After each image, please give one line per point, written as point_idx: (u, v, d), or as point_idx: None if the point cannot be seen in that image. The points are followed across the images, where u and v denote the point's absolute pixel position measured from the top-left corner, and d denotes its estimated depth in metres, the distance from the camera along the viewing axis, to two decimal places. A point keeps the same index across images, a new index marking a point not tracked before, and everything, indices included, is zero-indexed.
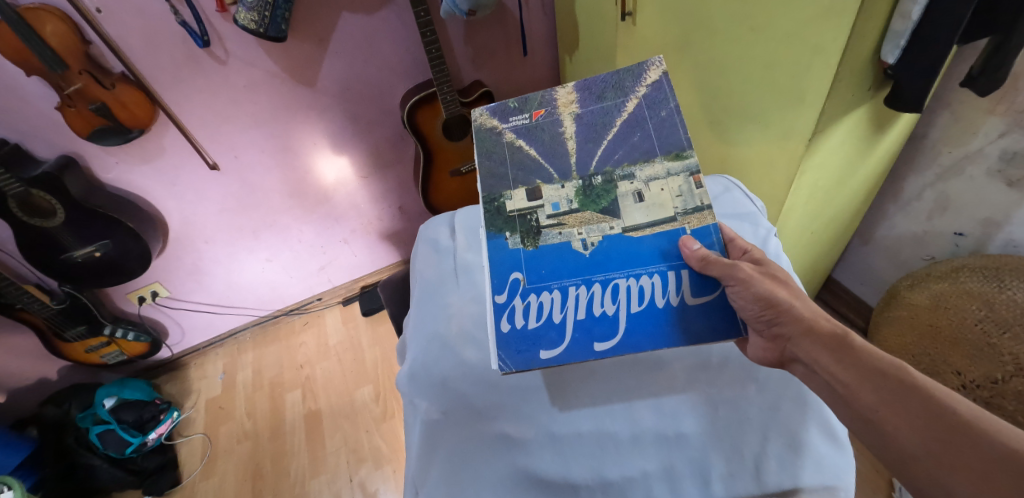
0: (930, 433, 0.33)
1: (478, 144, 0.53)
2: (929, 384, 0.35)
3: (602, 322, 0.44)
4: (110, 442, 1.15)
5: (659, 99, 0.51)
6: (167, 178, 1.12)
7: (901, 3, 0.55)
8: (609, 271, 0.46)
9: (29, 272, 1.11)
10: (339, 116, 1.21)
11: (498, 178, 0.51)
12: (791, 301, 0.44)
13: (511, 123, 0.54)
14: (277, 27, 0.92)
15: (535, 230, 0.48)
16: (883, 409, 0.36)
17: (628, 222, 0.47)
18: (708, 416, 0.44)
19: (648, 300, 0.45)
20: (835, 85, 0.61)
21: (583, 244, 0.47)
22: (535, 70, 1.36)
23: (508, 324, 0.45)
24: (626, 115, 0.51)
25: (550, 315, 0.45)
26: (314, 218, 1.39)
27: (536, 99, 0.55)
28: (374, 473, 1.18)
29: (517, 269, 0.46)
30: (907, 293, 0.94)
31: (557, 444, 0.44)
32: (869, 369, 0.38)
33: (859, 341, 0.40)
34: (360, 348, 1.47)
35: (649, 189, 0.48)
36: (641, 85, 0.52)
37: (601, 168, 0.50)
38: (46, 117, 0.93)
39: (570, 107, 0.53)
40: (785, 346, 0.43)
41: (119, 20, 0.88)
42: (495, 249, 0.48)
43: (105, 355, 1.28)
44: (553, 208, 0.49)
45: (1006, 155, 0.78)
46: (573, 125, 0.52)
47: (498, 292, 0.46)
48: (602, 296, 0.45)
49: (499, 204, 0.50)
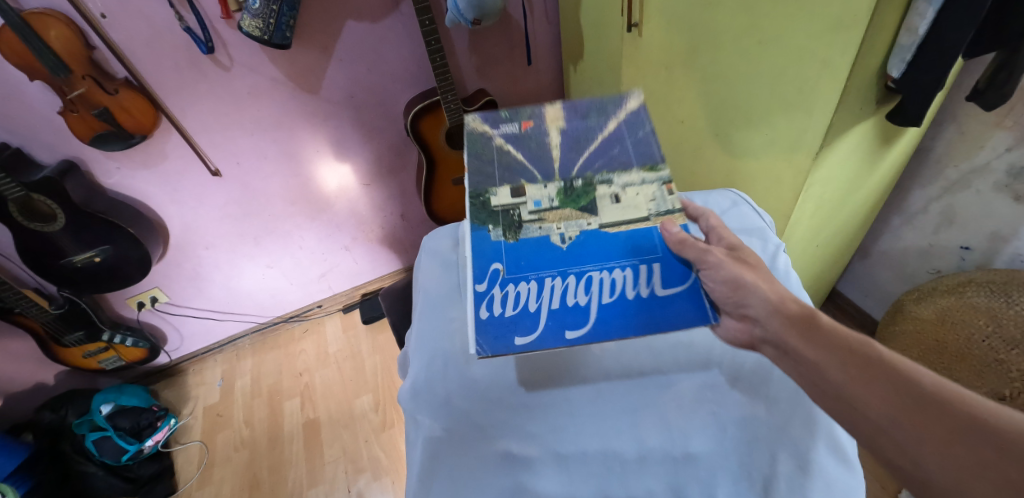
0: (897, 403, 0.31)
1: (468, 145, 0.53)
2: (894, 357, 0.34)
3: (573, 311, 0.42)
4: (106, 449, 1.14)
5: (638, 123, 0.53)
6: (168, 184, 1.11)
7: (909, 17, 0.55)
8: (584, 263, 0.45)
9: (28, 276, 1.11)
10: (343, 123, 1.21)
11: (485, 176, 0.50)
12: (757, 282, 0.42)
13: (500, 130, 0.54)
14: (281, 35, 0.92)
15: (517, 224, 0.47)
16: (851, 380, 0.33)
17: (605, 219, 0.47)
18: (716, 437, 0.42)
19: (619, 292, 0.43)
20: (844, 99, 0.61)
21: (561, 237, 0.46)
22: (538, 79, 1.36)
23: (485, 311, 0.42)
24: (607, 132, 0.52)
25: (526, 304, 0.43)
26: (315, 224, 1.38)
27: (526, 112, 0.56)
28: (372, 484, 1.16)
29: (498, 260, 0.45)
30: (913, 308, 0.93)
31: (564, 463, 0.42)
32: (838, 348, 0.36)
33: (830, 324, 0.38)
34: (360, 356, 1.46)
35: (626, 193, 0.48)
36: (623, 111, 0.54)
37: (582, 173, 0.49)
38: (49, 121, 0.93)
39: (556, 122, 0.54)
40: (754, 329, 0.42)
41: (124, 26, 0.88)
42: (476, 240, 0.46)
43: (103, 361, 1.27)
44: (535, 205, 0.48)
45: (1013, 170, 0.78)
46: (558, 137, 0.53)
47: (478, 281, 0.44)
48: (576, 287, 0.44)
49: (484, 199, 0.49)
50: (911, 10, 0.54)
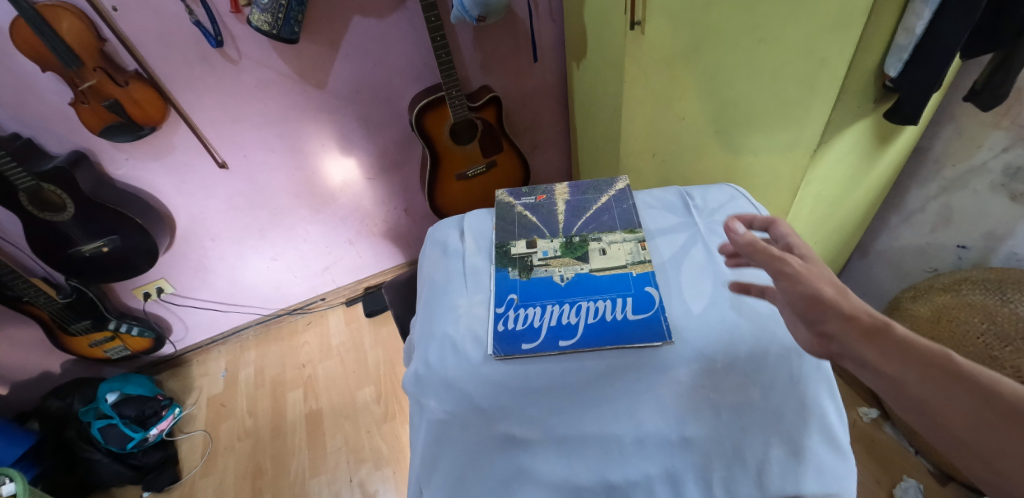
0: (995, 424, 0.26)
1: (497, 213, 0.66)
2: (979, 369, 0.28)
3: (565, 328, 0.50)
4: (112, 437, 1.16)
5: (623, 197, 0.66)
6: (175, 176, 1.13)
7: (906, 17, 0.56)
8: (577, 295, 0.54)
9: (36, 265, 1.13)
10: (349, 117, 1.22)
11: (507, 232, 0.63)
12: (837, 297, 0.35)
13: (521, 201, 0.68)
14: (290, 29, 0.93)
15: (529, 266, 0.58)
16: (937, 399, 0.28)
17: (594, 265, 0.57)
18: (712, 421, 0.42)
19: (601, 316, 0.51)
20: (842, 98, 0.63)
21: (560, 277, 0.56)
22: (542, 77, 1.37)
23: (502, 325, 0.51)
24: (600, 203, 0.65)
25: (532, 321, 0.51)
26: (319, 218, 1.39)
27: (541, 188, 0.70)
28: (373, 473, 1.17)
29: (513, 291, 0.55)
30: (910, 306, 0.94)
31: (563, 446, 0.42)
32: (911, 356, 0.30)
33: (901, 328, 0.32)
34: (362, 348, 1.48)
35: (611, 247, 0.59)
36: (612, 188, 0.68)
37: (579, 232, 0.61)
38: (61, 112, 0.94)
39: (562, 195, 0.68)
40: (831, 346, 0.34)
41: (134, 18, 0.89)
42: (499, 278, 0.57)
43: (109, 350, 1.29)
44: (543, 254, 0.59)
45: (1010, 170, 0.79)
46: (563, 205, 0.66)
47: (496, 305, 0.54)
48: (569, 311, 0.52)
49: (506, 249, 0.60)
50: (908, 10, 0.55)
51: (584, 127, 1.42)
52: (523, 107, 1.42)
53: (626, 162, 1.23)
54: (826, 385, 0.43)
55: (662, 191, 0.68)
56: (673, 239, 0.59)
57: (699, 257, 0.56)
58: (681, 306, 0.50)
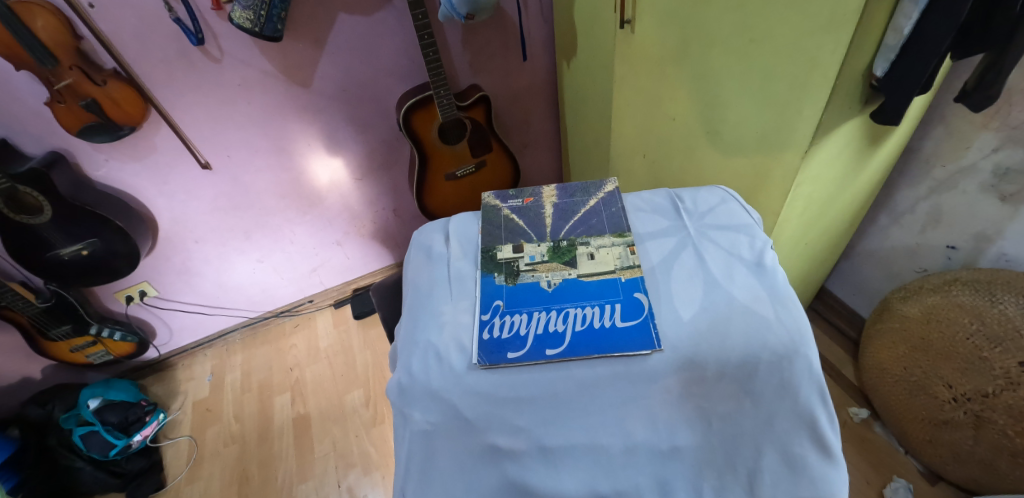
0: None
1: (483, 216, 0.65)
2: None
3: (552, 336, 0.49)
4: (93, 444, 1.12)
5: (612, 200, 0.64)
6: (157, 177, 1.10)
7: (895, 18, 0.55)
8: (565, 302, 0.53)
9: (15, 269, 1.09)
10: (336, 116, 1.20)
11: (493, 236, 0.61)
12: None
13: (508, 203, 0.67)
14: (273, 27, 0.91)
15: (515, 272, 0.56)
16: None
17: (582, 270, 0.56)
18: (702, 430, 0.41)
19: (589, 323, 0.49)
20: (833, 98, 0.61)
21: (548, 283, 0.55)
22: (533, 75, 1.36)
23: (487, 333, 0.50)
24: (589, 206, 0.64)
25: (518, 329, 0.50)
26: (306, 218, 1.37)
27: (529, 190, 0.69)
28: (362, 479, 1.16)
29: (498, 297, 0.54)
30: (901, 306, 0.96)
31: (549, 457, 0.41)
32: None
33: None
34: (351, 351, 1.46)
35: (600, 252, 0.57)
36: (601, 190, 0.67)
37: (567, 236, 0.60)
38: (37, 112, 0.91)
39: (550, 197, 0.67)
40: None
41: (112, 15, 0.86)
42: (484, 284, 0.56)
43: (91, 355, 1.26)
44: (530, 259, 0.58)
45: (999, 171, 0.79)
46: (551, 208, 0.65)
47: (482, 312, 0.52)
48: (556, 318, 0.51)
49: (492, 254, 0.59)
50: (897, 11, 0.54)
51: (574, 127, 1.41)
52: (513, 107, 1.40)
53: (616, 163, 1.22)
54: (818, 392, 0.41)
55: (651, 193, 0.67)
56: (663, 243, 0.58)
57: (688, 260, 0.55)
58: (670, 312, 0.49)
